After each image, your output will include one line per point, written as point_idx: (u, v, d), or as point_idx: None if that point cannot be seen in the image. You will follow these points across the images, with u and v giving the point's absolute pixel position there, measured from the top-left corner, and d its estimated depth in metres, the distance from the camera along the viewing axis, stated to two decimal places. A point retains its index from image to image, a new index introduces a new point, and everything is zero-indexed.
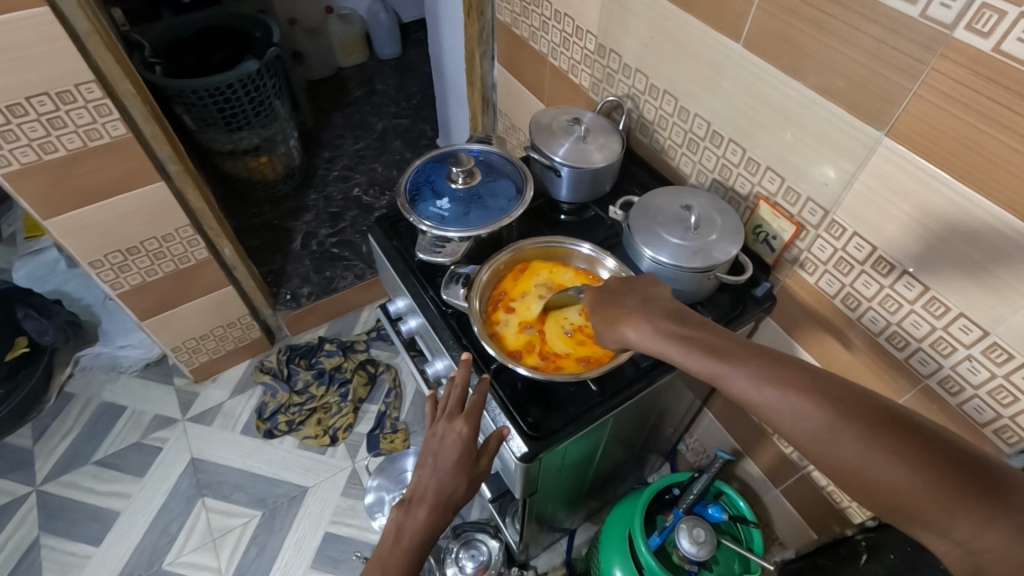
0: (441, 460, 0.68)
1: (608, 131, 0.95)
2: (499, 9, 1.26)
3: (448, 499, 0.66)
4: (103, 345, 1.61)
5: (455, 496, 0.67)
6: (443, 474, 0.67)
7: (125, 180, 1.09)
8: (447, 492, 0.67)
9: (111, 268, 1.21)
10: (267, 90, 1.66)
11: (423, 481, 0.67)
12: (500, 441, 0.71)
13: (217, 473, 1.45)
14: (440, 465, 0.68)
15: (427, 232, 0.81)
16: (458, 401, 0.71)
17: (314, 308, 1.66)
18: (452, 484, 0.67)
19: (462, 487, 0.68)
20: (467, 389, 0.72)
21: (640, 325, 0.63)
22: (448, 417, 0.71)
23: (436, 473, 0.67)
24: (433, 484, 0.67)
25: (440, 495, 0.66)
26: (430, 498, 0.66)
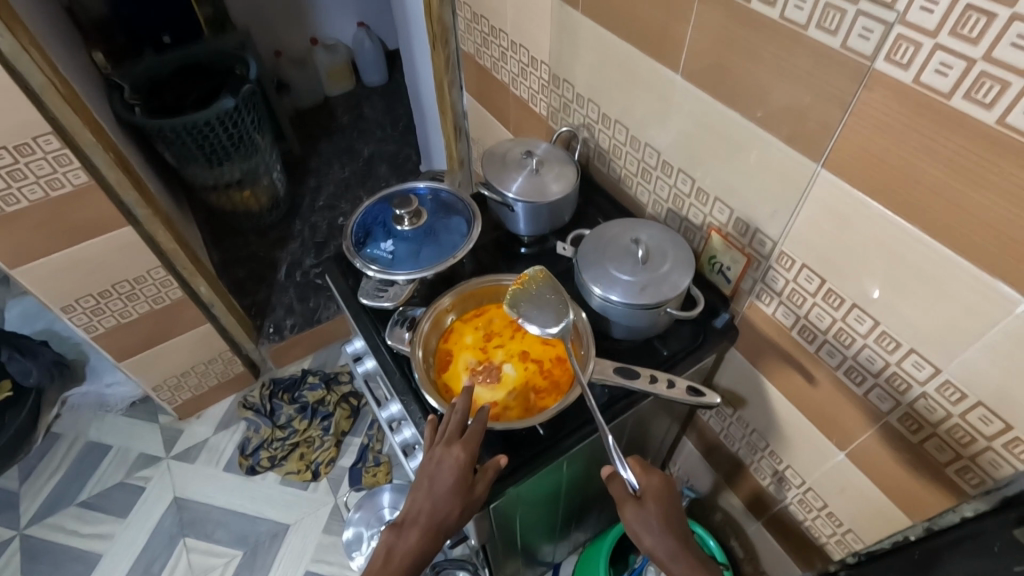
0: (437, 484, 0.65)
1: (564, 162, 0.94)
2: (463, 40, 1.26)
3: (441, 526, 0.65)
4: (91, 383, 1.63)
5: (448, 521, 0.65)
6: (438, 497, 0.65)
7: (92, 226, 1.10)
8: (440, 516, 0.65)
9: (83, 312, 1.22)
10: (247, 125, 1.67)
11: (417, 503, 0.66)
12: (496, 472, 0.68)
13: (199, 511, 1.44)
14: (436, 489, 0.65)
15: (373, 276, 0.80)
16: (458, 427, 0.67)
17: (297, 339, 1.66)
18: (445, 508, 0.65)
19: (456, 512, 0.65)
20: (468, 415, 0.69)
21: (677, 529, 0.68)
22: (447, 441, 0.67)
23: (430, 497, 0.65)
24: (427, 507, 0.65)
25: (433, 520, 0.65)
26: (422, 520, 0.65)
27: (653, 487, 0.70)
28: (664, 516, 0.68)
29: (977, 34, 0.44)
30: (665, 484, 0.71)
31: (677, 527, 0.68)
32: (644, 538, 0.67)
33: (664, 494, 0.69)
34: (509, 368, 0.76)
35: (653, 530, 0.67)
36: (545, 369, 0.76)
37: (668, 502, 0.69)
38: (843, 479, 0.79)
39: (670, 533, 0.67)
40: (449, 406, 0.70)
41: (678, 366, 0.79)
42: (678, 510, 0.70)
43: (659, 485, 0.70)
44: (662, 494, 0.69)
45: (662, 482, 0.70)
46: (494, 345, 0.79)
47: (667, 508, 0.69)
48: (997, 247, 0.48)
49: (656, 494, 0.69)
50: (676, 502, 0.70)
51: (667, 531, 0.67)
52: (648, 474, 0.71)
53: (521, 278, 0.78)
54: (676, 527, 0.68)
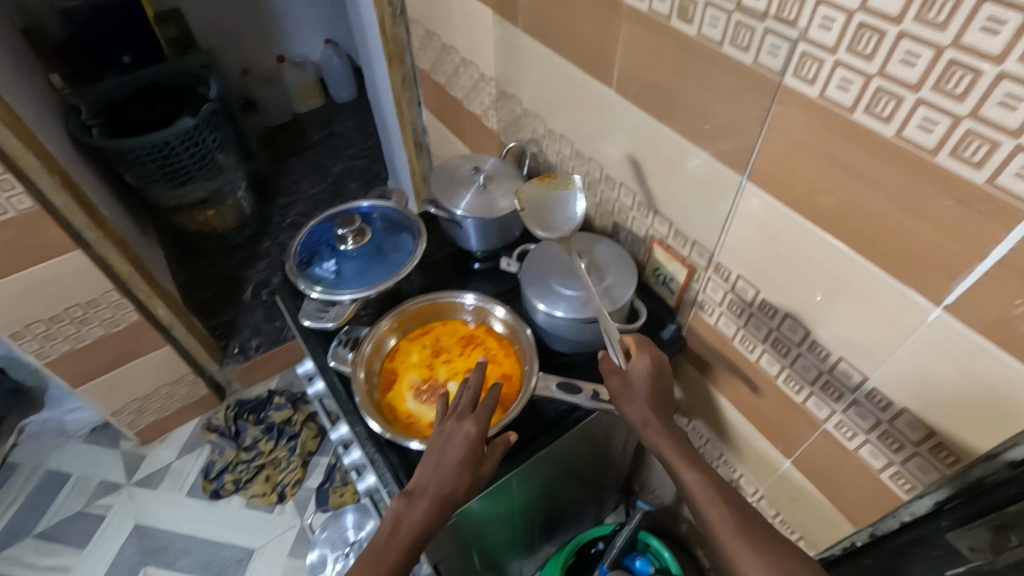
0: (446, 458, 0.61)
1: (512, 177, 0.94)
2: (418, 57, 1.26)
3: (447, 502, 0.60)
4: (50, 410, 1.59)
5: (455, 497, 0.60)
6: (447, 470, 0.61)
7: (38, 251, 1.08)
8: (449, 490, 0.60)
9: (35, 338, 1.18)
10: (209, 144, 1.66)
11: (424, 474, 0.61)
12: (506, 448, 0.66)
13: (162, 539, 1.40)
14: (445, 462, 0.61)
15: (316, 297, 0.80)
16: (471, 401, 0.65)
17: (262, 359, 1.64)
18: (453, 483, 0.61)
19: (464, 488, 0.61)
20: (481, 392, 0.66)
21: (661, 411, 0.66)
22: (458, 416, 0.64)
23: (438, 470, 0.61)
24: (435, 479, 0.61)
25: (440, 493, 0.60)
26: (430, 493, 0.60)
27: (640, 369, 0.68)
28: (653, 392, 0.67)
29: (870, 50, 0.44)
30: (658, 366, 0.69)
31: (663, 400, 0.67)
32: (629, 408, 0.67)
33: (654, 374, 0.68)
34: (452, 387, 0.76)
35: (638, 402, 0.66)
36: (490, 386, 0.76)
37: (658, 383, 0.68)
38: (792, 487, 0.79)
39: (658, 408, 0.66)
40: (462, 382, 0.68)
41: None
42: (669, 387, 0.68)
43: (651, 364, 0.68)
44: (654, 376, 0.68)
45: (656, 362, 0.69)
46: (439, 364, 0.78)
47: (655, 391, 0.67)
48: (906, 258, 0.49)
49: (644, 373, 0.68)
50: (668, 388, 0.68)
51: (647, 405, 0.66)
52: (639, 354, 0.69)
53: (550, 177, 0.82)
54: (660, 407, 0.66)
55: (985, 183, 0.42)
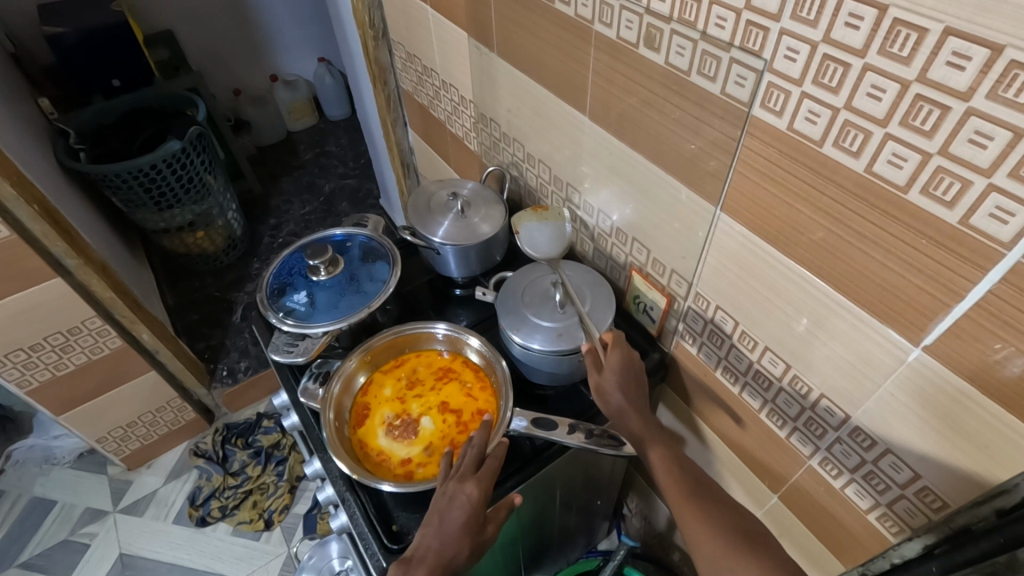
0: (446, 522, 0.59)
1: (491, 202, 0.93)
2: (401, 79, 1.26)
3: (449, 568, 0.58)
4: (37, 436, 1.58)
5: (457, 562, 0.58)
6: (448, 536, 0.58)
7: (16, 280, 1.07)
8: (449, 556, 0.58)
9: (15, 367, 1.17)
10: (196, 166, 1.66)
11: (425, 539, 0.59)
12: (508, 510, 0.64)
13: (145, 568, 1.38)
14: (446, 526, 0.59)
15: (285, 330, 0.78)
16: (475, 462, 0.63)
17: (251, 382, 1.62)
18: (454, 548, 0.58)
19: (465, 553, 0.59)
20: (485, 451, 0.65)
21: (636, 400, 0.65)
22: (461, 476, 0.62)
23: (439, 533, 0.59)
24: (435, 544, 0.58)
25: (441, 558, 0.57)
26: (431, 558, 0.57)
27: (613, 362, 0.67)
28: (625, 383, 0.66)
29: (836, 83, 0.42)
30: (632, 360, 0.68)
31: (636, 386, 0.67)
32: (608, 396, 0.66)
33: (628, 368, 0.67)
34: (425, 424, 0.73)
35: (610, 394, 0.66)
36: (464, 423, 0.73)
37: (631, 374, 0.67)
38: (780, 524, 0.76)
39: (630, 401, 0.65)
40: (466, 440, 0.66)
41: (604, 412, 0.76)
42: (642, 381, 0.68)
43: (624, 358, 0.68)
44: (626, 368, 0.67)
45: (627, 351, 0.69)
46: (412, 399, 0.76)
47: (629, 381, 0.66)
48: (879, 294, 0.47)
49: (616, 367, 0.67)
50: (642, 377, 0.68)
51: (622, 393, 0.65)
52: (613, 348, 0.68)
53: (540, 210, 0.87)
54: (635, 396, 0.66)
55: (958, 223, 0.39)
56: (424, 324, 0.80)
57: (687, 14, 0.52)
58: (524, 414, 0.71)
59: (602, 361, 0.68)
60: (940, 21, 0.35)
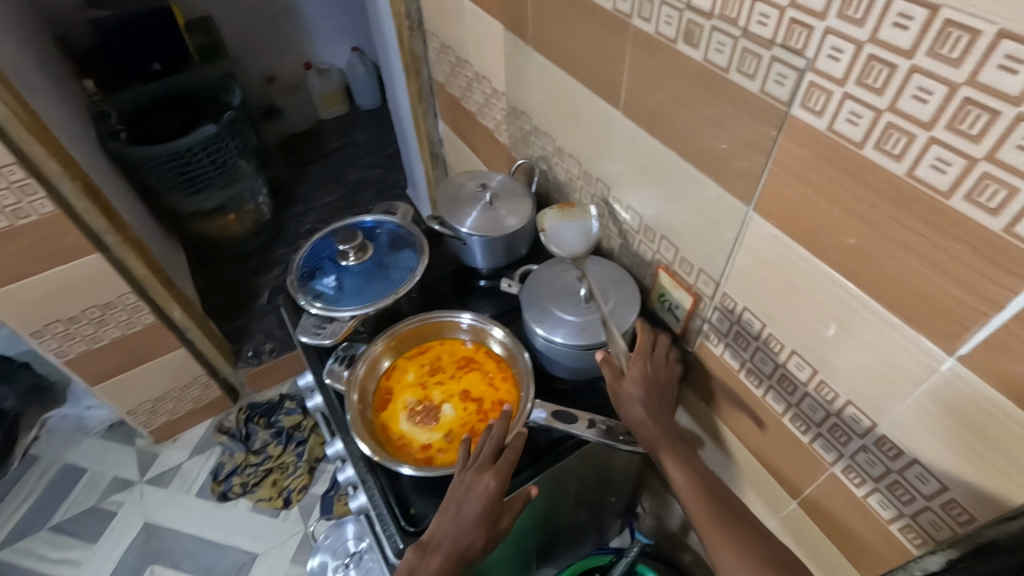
0: (463, 512, 0.60)
1: (519, 195, 0.93)
2: (434, 69, 1.26)
3: (463, 556, 0.58)
4: (70, 406, 1.64)
5: (471, 553, 0.59)
6: (464, 525, 0.59)
7: (57, 254, 1.11)
8: (465, 545, 0.59)
9: (53, 338, 1.22)
10: (230, 150, 1.71)
11: (440, 527, 0.59)
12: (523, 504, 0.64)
13: (168, 538, 1.42)
14: (462, 515, 0.60)
15: (314, 312, 0.80)
16: (493, 453, 0.64)
17: (275, 364, 1.65)
18: (470, 537, 0.59)
19: (480, 543, 0.59)
20: (504, 443, 0.65)
21: (659, 413, 0.66)
22: (479, 467, 0.63)
23: (456, 522, 0.59)
24: (452, 533, 0.59)
25: (457, 547, 0.58)
26: (446, 546, 0.58)
27: (635, 374, 0.68)
28: (648, 395, 0.66)
29: (881, 84, 0.42)
30: (653, 371, 0.69)
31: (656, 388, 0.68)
32: (630, 408, 0.66)
33: (650, 378, 0.68)
34: (445, 411, 0.74)
35: (633, 404, 0.66)
36: (484, 412, 0.74)
37: (653, 384, 0.68)
38: (798, 530, 0.76)
39: (654, 412, 0.65)
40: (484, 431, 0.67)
41: None
42: (664, 392, 0.68)
43: (646, 370, 0.68)
44: (649, 379, 0.68)
45: (650, 361, 0.70)
46: (434, 385, 0.77)
47: (653, 393, 0.67)
48: (897, 296, 0.47)
49: (639, 378, 0.67)
50: (665, 388, 0.68)
51: (644, 407, 0.66)
52: (636, 358, 0.69)
53: (566, 206, 0.86)
54: (658, 410, 0.66)
55: (1002, 231, 0.39)
56: (448, 313, 0.81)
57: (729, 10, 0.51)
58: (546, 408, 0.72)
59: (623, 371, 0.69)
60: (994, 24, 0.34)
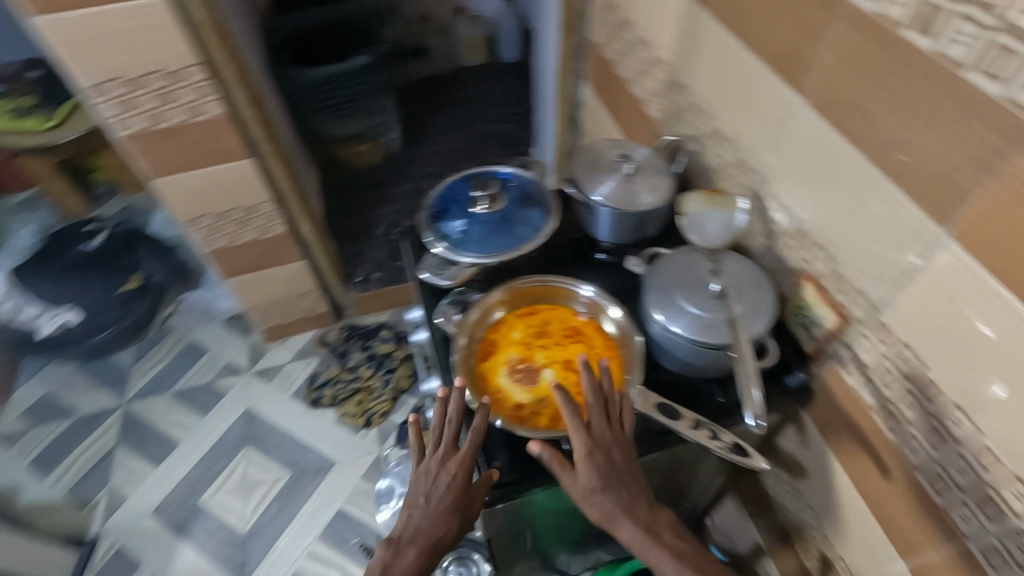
0: (433, 501, 0.63)
1: (660, 173, 0.88)
2: (593, 28, 1.21)
3: (440, 544, 0.61)
4: (203, 292, 1.84)
5: (446, 539, 0.62)
6: (434, 517, 0.62)
7: (219, 153, 1.21)
8: (439, 535, 0.62)
9: (203, 229, 1.35)
10: (378, 83, 1.82)
11: (413, 519, 0.63)
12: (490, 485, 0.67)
13: (264, 427, 1.57)
14: (432, 506, 0.63)
15: (438, 253, 0.82)
16: (453, 441, 0.66)
17: (380, 293, 1.74)
18: (443, 526, 0.62)
19: (454, 530, 0.62)
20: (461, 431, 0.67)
21: (610, 478, 0.61)
22: (441, 459, 0.65)
23: (427, 514, 0.63)
24: (425, 524, 0.62)
25: (434, 538, 0.61)
26: (421, 538, 0.61)
27: (579, 447, 0.62)
28: (597, 463, 0.61)
29: None
30: (598, 438, 0.63)
31: (605, 460, 0.61)
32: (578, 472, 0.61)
33: (595, 448, 0.62)
34: (544, 376, 0.74)
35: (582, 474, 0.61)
36: (582, 387, 0.73)
37: (599, 449, 0.62)
38: None
39: (605, 474, 0.61)
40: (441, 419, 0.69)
41: (731, 417, 0.71)
42: (619, 450, 0.63)
43: (588, 440, 0.62)
44: (594, 448, 0.62)
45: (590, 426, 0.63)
46: (538, 348, 0.77)
47: (601, 459, 0.61)
48: None
49: (582, 451, 0.61)
50: (614, 448, 0.63)
51: (594, 473, 0.60)
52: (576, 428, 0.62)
53: (716, 193, 0.80)
54: (610, 481, 0.61)
55: None
56: (566, 281, 0.80)
57: None
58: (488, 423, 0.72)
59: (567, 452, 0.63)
60: None
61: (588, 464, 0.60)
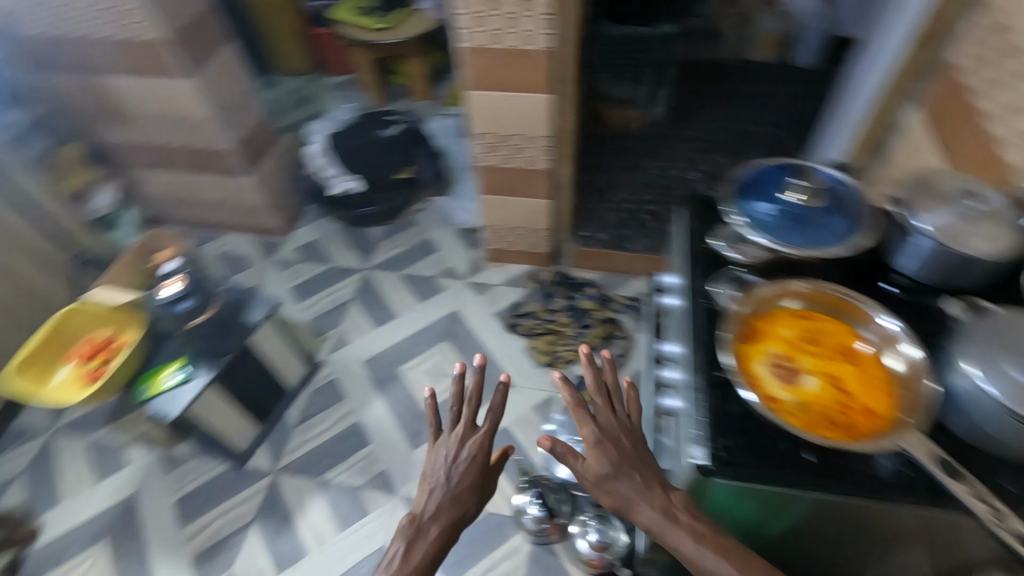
0: (454, 481, 0.88)
1: (1005, 222, 0.78)
2: (958, 51, 1.08)
3: (462, 518, 0.86)
4: (450, 201, 2.07)
5: (466, 515, 0.86)
6: (455, 495, 0.87)
7: (530, 82, 1.34)
8: (461, 514, 0.86)
9: (486, 144, 1.51)
10: (673, 55, 1.85)
11: (437, 503, 0.85)
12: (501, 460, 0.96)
13: (464, 331, 1.76)
14: (455, 490, 0.87)
15: (737, 224, 0.86)
16: (469, 426, 0.93)
17: (601, 253, 1.80)
18: (464, 506, 0.87)
19: (472, 508, 0.87)
20: (475, 417, 0.94)
21: (619, 462, 0.78)
22: (461, 438, 0.92)
23: (445, 494, 0.87)
24: (445, 504, 0.86)
25: (455, 515, 0.85)
26: (445, 515, 0.85)
27: (588, 438, 0.81)
28: (606, 455, 0.79)
29: None
30: (602, 432, 0.81)
31: (613, 446, 0.80)
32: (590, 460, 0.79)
33: (599, 441, 0.80)
34: (808, 385, 0.74)
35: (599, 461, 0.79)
36: (846, 405, 0.72)
37: (606, 442, 0.80)
38: None
39: (616, 461, 0.78)
40: (455, 409, 0.95)
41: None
42: (623, 442, 0.81)
43: (591, 430, 0.81)
44: (597, 441, 0.80)
45: (593, 424, 0.82)
46: (809, 357, 0.77)
47: (606, 446, 0.80)
48: None
49: (591, 443, 0.80)
50: (617, 439, 0.81)
51: (606, 460, 0.78)
52: (585, 425, 0.82)
53: None
54: (621, 468, 0.78)
55: None
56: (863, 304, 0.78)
57: None
58: (498, 407, 0.96)
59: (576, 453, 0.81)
60: None
61: (598, 452, 0.79)
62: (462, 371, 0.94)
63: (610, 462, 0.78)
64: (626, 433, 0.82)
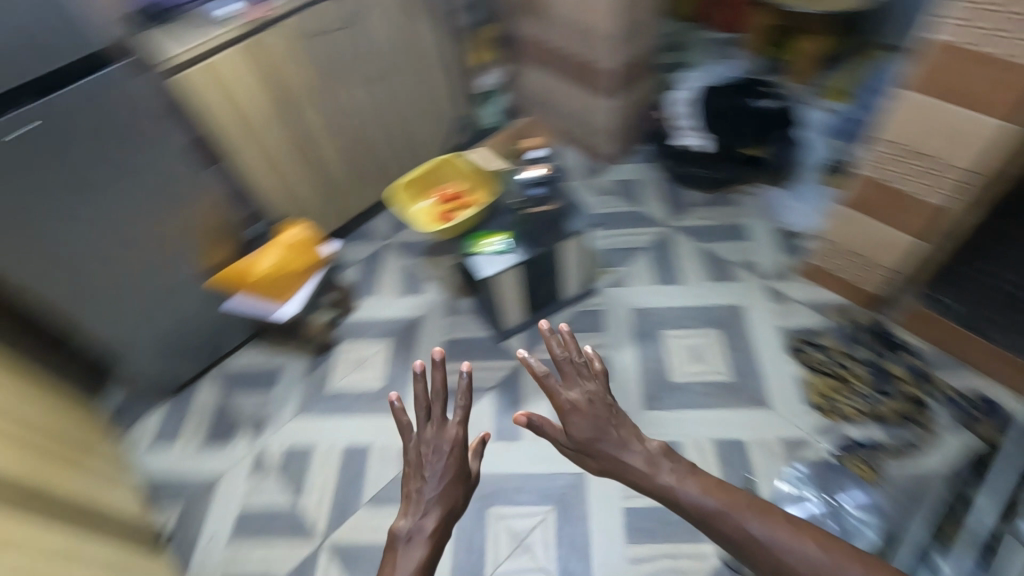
0: (438, 474, 0.96)
1: None
2: None
3: (453, 509, 0.94)
4: (784, 197, 1.91)
5: (455, 505, 0.95)
6: (443, 487, 0.95)
7: (997, 103, 1.09)
8: (450, 505, 0.94)
9: (886, 154, 1.31)
10: None
11: (423, 497, 0.94)
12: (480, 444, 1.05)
13: (741, 329, 1.66)
14: (440, 481, 0.95)
15: None
16: (438, 420, 1.01)
17: (948, 327, 1.47)
18: (451, 497, 0.95)
19: (460, 497, 0.96)
20: (445, 409, 1.03)
21: (594, 415, 1.02)
22: (439, 428, 1.00)
23: (438, 487, 0.95)
24: (438, 497, 0.94)
25: (449, 506, 0.94)
26: (445, 504, 0.93)
27: (568, 399, 1.04)
28: (585, 417, 1.02)
29: None
30: (578, 396, 1.04)
31: (591, 411, 1.02)
32: (575, 420, 1.02)
33: (585, 404, 1.03)
34: None
35: (583, 420, 1.02)
36: None
37: (587, 408, 1.03)
38: None
39: (603, 421, 1.01)
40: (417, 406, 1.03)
41: None
42: (597, 401, 1.04)
43: (564, 392, 1.04)
44: (580, 405, 1.03)
45: (569, 390, 1.05)
46: None
47: (584, 406, 1.03)
48: None
49: (576, 412, 1.03)
50: (591, 399, 1.04)
51: (588, 419, 1.01)
52: (560, 398, 1.04)
53: None
54: (593, 422, 1.01)
55: None
56: None
57: None
58: (466, 396, 1.02)
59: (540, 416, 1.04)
60: None
61: (576, 417, 1.02)
62: (421, 371, 1.01)
63: (595, 423, 1.01)
64: (601, 395, 1.05)
